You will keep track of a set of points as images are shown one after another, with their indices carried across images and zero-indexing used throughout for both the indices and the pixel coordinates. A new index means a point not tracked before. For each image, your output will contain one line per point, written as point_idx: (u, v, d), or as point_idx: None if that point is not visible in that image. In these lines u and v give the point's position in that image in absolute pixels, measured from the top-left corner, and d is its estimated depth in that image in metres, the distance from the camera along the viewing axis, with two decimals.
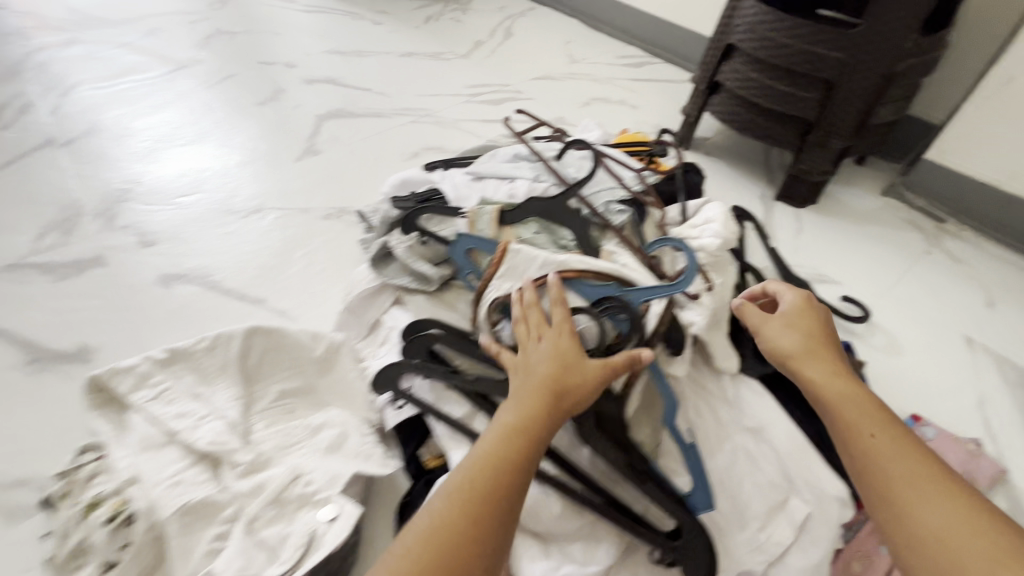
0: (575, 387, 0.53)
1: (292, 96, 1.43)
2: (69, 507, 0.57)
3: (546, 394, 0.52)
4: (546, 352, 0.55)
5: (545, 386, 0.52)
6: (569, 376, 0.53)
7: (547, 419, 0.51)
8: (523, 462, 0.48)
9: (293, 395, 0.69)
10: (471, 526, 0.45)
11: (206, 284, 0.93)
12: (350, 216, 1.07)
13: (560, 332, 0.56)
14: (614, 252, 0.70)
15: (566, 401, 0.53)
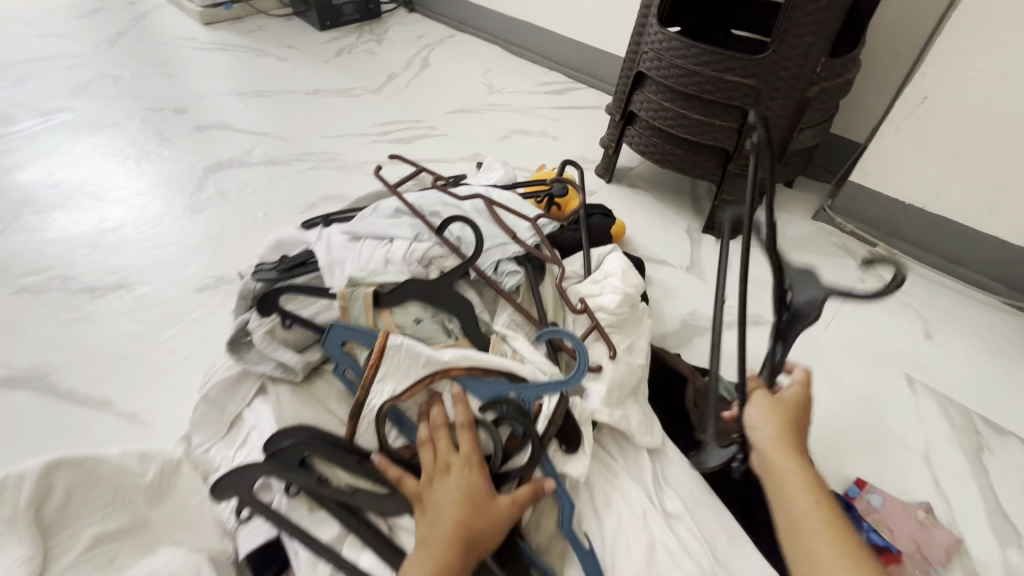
0: (484, 527, 0.47)
1: (178, 145, 1.29)
2: None
3: (451, 541, 0.46)
4: (450, 492, 0.49)
5: (449, 534, 0.46)
6: (477, 516, 0.47)
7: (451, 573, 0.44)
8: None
9: (116, 536, 0.55)
10: None
11: (42, 386, 0.78)
12: (229, 285, 0.93)
13: (468, 465, 0.50)
14: (504, 337, 0.60)
15: (474, 546, 0.46)
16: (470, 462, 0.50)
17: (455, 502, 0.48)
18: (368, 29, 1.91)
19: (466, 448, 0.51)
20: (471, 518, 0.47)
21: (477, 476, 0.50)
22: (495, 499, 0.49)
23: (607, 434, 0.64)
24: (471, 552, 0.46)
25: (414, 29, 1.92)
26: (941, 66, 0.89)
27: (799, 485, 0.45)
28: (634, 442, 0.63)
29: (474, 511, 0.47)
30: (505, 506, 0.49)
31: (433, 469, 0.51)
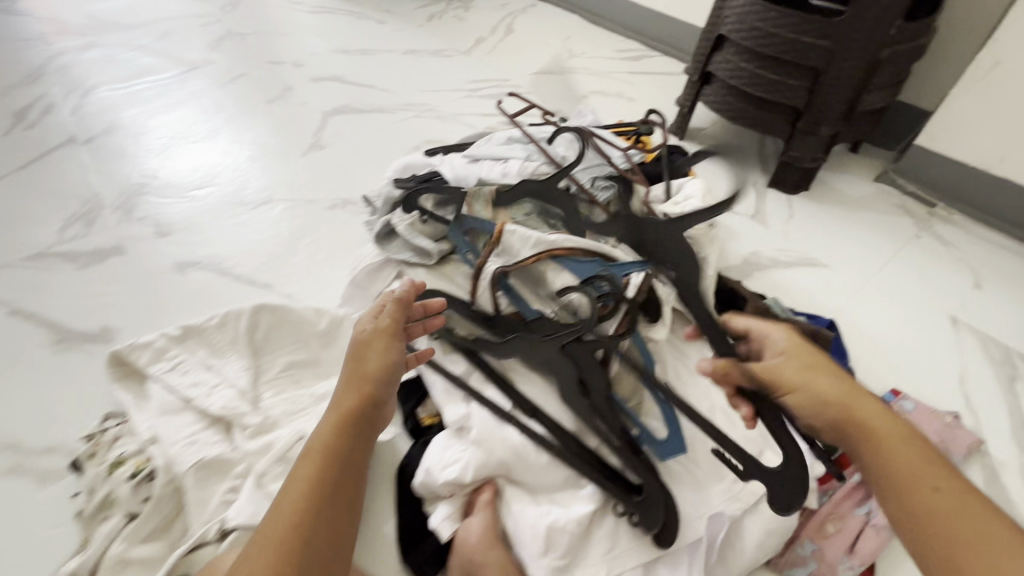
0: (371, 373, 0.57)
1: (299, 94, 1.49)
2: (95, 466, 0.62)
3: (360, 387, 0.56)
4: (363, 347, 0.58)
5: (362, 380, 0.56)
6: (377, 365, 0.57)
7: (355, 411, 0.55)
8: (331, 455, 0.52)
9: (302, 365, 0.74)
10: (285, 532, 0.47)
11: (219, 270, 0.98)
12: (354, 206, 1.12)
13: (359, 332, 0.59)
14: (599, 232, 0.75)
15: (374, 389, 0.57)
16: (375, 327, 0.59)
17: (358, 355, 0.58)
18: None
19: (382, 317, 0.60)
20: (366, 369, 0.57)
21: (377, 335, 0.59)
22: (383, 353, 0.58)
23: (677, 327, 0.77)
24: (372, 394, 0.56)
25: None
26: (1014, 33, 0.94)
27: (883, 430, 0.49)
28: (700, 334, 0.76)
29: (369, 363, 0.57)
30: (389, 356, 0.58)
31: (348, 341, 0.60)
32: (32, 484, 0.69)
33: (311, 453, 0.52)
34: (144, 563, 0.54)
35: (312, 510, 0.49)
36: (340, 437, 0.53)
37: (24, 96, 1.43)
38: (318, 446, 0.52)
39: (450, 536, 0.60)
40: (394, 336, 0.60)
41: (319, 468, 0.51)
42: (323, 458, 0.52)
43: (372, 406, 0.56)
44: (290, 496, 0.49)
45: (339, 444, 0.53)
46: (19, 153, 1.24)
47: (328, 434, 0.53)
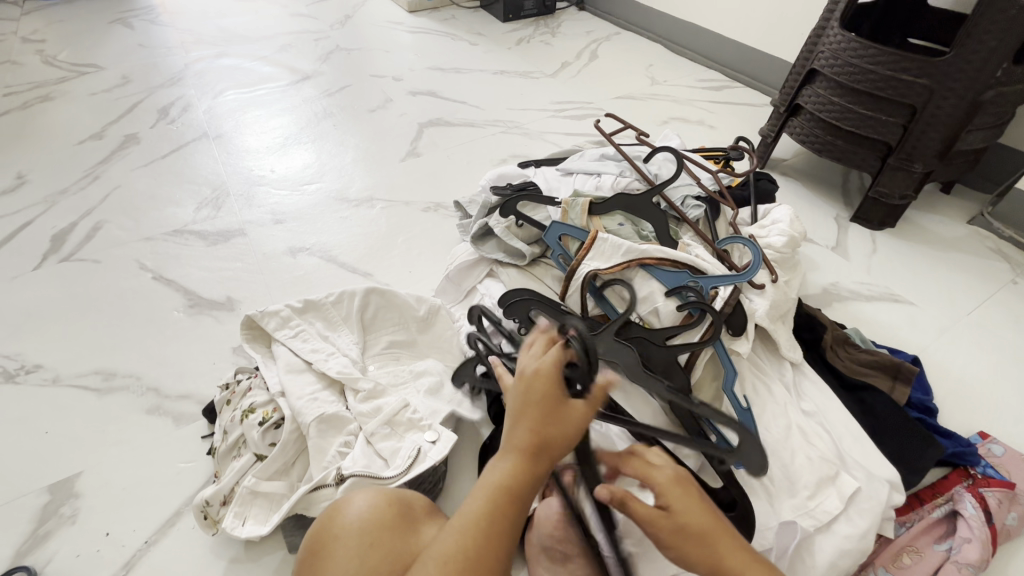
0: (558, 437, 0.50)
1: (398, 105, 1.62)
2: (230, 411, 0.72)
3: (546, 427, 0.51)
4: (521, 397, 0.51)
5: (525, 442, 0.50)
6: (558, 424, 0.50)
7: (531, 473, 0.49)
8: (499, 529, 0.47)
9: (400, 345, 0.82)
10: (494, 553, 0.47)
11: (325, 257, 1.09)
12: (446, 210, 1.21)
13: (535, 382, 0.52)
14: (689, 245, 0.80)
15: (552, 452, 0.50)
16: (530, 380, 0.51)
17: (527, 410, 0.50)
18: (543, 22, 2.16)
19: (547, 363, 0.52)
20: (542, 423, 0.50)
21: (546, 386, 0.51)
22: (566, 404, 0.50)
23: (756, 344, 0.80)
24: (548, 457, 0.50)
25: (583, 25, 2.14)
26: None
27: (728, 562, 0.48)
28: (780, 355, 0.78)
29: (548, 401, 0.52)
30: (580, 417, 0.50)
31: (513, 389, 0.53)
32: (169, 423, 0.80)
33: (465, 518, 0.47)
34: (270, 497, 0.64)
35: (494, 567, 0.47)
36: (511, 503, 0.48)
37: (165, 95, 1.64)
38: (480, 520, 0.47)
39: (530, 512, 0.65)
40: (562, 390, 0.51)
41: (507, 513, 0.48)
42: (483, 530, 0.47)
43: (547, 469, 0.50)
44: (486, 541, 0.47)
45: (507, 507, 0.48)
46: (161, 144, 1.42)
47: (485, 502, 0.48)
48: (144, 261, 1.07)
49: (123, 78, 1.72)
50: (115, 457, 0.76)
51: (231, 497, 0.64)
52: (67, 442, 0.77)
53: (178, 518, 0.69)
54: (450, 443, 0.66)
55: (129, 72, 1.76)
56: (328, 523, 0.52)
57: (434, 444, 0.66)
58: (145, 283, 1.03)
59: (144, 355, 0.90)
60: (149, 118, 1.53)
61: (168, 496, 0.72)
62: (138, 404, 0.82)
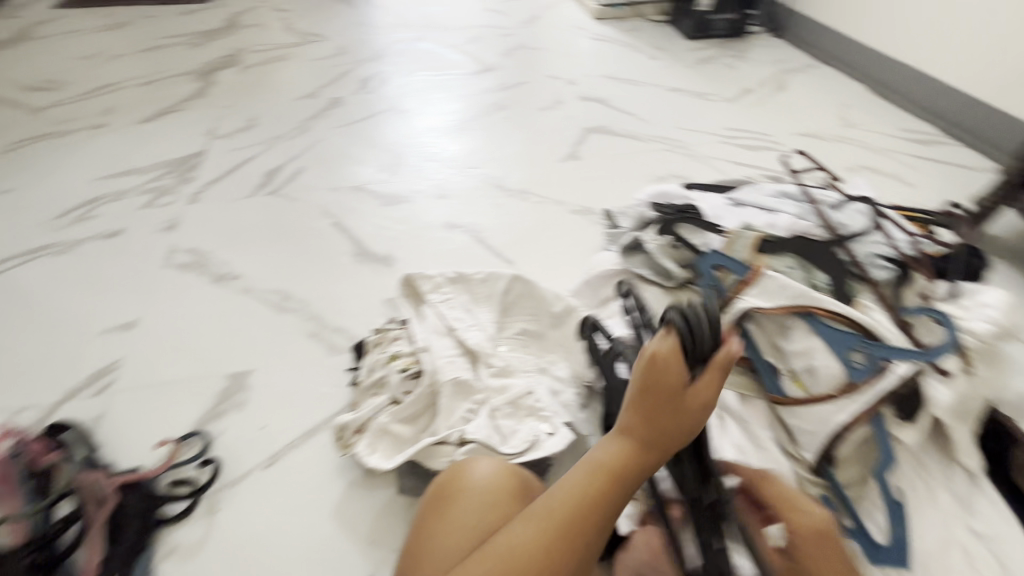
0: (670, 422, 0.49)
1: (567, 107, 1.66)
2: (377, 353, 0.81)
3: (646, 426, 0.49)
4: (633, 376, 0.51)
5: (632, 424, 0.50)
6: (671, 412, 0.49)
7: (634, 455, 0.49)
8: (593, 505, 0.47)
9: (530, 335, 0.86)
10: (572, 522, 0.46)
11: (475, 238, 1.16)
12: (595, 215, 1.23)
13: (653, 368, 0.49)
14: (866, 305, 0.71)
15: (660, 439, 0.49)
16: (644, 363, 0.50)
17: (638, 394, 0.50)
18: (731, 45, 2.07)
19: (665, 349, 0.49)
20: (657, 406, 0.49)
21: (663, 372, 0.49)
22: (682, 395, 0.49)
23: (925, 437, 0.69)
24: (653, 442, 0.49)
25: (775, 52, 2.01)
26: None
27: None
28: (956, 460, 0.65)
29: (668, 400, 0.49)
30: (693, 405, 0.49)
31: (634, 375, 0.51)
32: (325, 350, 0.92)
33: (559, 488, 0.48)
34: (397, 438, 0.70)
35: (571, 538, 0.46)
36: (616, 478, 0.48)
37: (369, 69, 1.86)
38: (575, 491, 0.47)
39: (627, 533, 0.65)
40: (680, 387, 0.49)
41: (592, 491, 0.47)
42: (576, 503, 0.47)
43: (652, 452, 0.49)
44: (566, 511, 0.46)
45: (606, 489, 0.48)
46: (359, 110, 1.62)
47: (591, 478, 0.48)
48: (329, 208, 1.24)
49: (340, 49, 1.99)
50: (280, 366, 0.89)
51: (364, 427, 0.73)
52: (249, 343, 0.93)
53: (316, 431, 0.80)
54: (566, 440, 0.68)
55: (344, 45, 2.03)
56: (453, 480, 0.56)
57: (551, 437, 0.68)
58: (326, 226, 1.19)
59: (316, 287, 1.04)
60: (353, 87, 1.75)
61: (313, 411, 0.83)
62: (305, 327, 0.96)
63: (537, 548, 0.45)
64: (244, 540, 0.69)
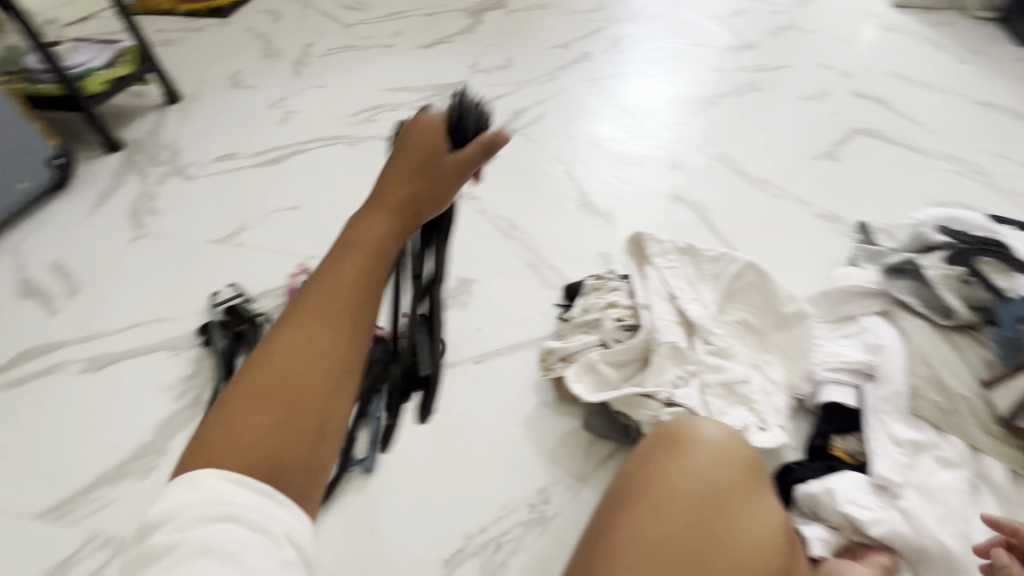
0: (430, 183, 0.47)
1: (834, 100, 1.46)
2: (595, 297, 0.84)
3: (415, 196, 0.47)
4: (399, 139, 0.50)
5: (399, 191, 0.47)
6: (433, 178, 0.47)
7: (400, 222, 0.45)
8: (352, 284, 0.40)
9: (749, 328, 0.81)
10: (322, 324, 0.38)
11: (701, 217, 1.12)
12: (843, 226, 1.09)
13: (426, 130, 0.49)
14: None
15: (417, 205, 0.47)
16: (416, 126, 0.50)
17: (399, 160, 0.48)
18: None
19: (433, 118, 0.50)
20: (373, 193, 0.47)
21: (427, 138, 0.49)
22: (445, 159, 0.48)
23: None
24: (410, 211, 0.46)
25: None
26: None
27: None
28: None
29: (426, 157, 0.48)
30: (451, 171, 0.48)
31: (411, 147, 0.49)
32: (539, 282, 0.99)
33: (312, 290, 0.40)
34: (601, 378, 0.74)
35: (337, 342, 0.38)
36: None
37: (621, 28, 1.85)
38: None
39: (819, 557, 0.60)
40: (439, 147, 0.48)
41: (354, 288, 0.40)
42: (328, 296, 0.39)
43: (414, 209, 0.47)
44: (317, 311, 0.38)
45: (342, 317, 0.39)
46: (605, 68, 1.64)
47: (317, 278, 0.41)
48: (562, 155, 1.30)
49: (596, 4, 2.00)
50: (500, 283, 0.99)
51: (570, 359, 0.78)
52: (477, 256, 1.05)
53: (521, 348, 0.88)
54: (778, 442, 0.65)
55: None
56: (678, 431, 0.55)
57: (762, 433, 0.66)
58: (557, 171, 1.25)
59: (540, 223, 1.11)
60: (603, 43, 1.77)
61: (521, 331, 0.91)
62: (525, 257, 1.04)
63: (302, 357, 0.37)
64: (450, 415, 0.80)
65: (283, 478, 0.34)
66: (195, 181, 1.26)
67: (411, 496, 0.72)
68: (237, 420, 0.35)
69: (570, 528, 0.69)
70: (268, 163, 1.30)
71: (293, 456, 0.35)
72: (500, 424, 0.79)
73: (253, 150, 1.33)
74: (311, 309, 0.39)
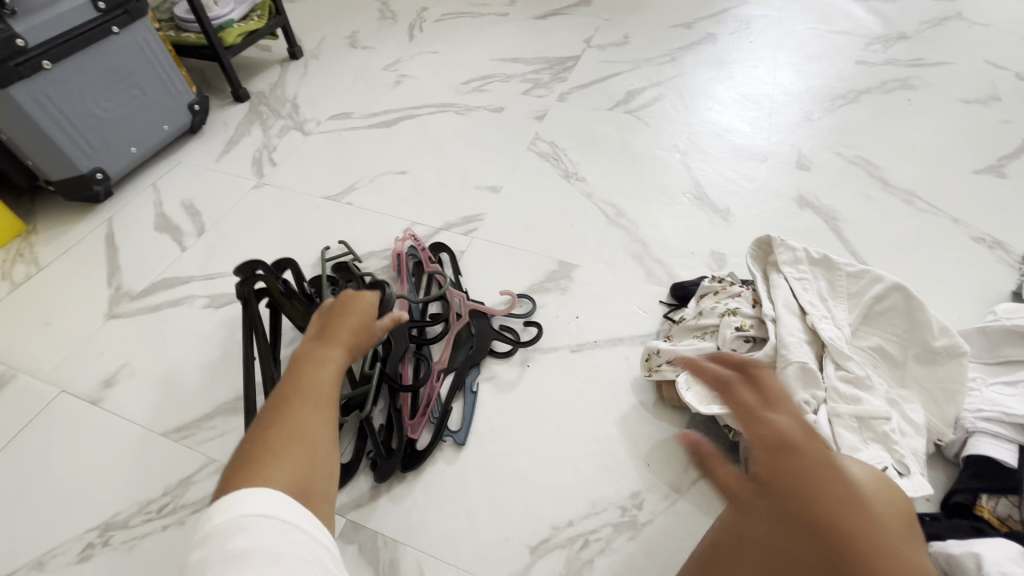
0: (368, 331, 0.51)
1: (1005, 107, 1.26)
2: (711, 300, 0.79)
3: (352, 333, 0.50)
4: (317, 317, 0.52)
5: (346, 339, 0.49)
6: (366, 329, 0.51)
7: (347, 352, 0.49)
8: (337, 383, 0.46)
9: (886, 357, 0.73)
10: (321, 407, 0.43)
11: (830, 225, 1.02)
12: (1006, 254, 0.94)
13: (346, 302, 0.52)
14: None
15: (359, 342, 0.50)
16: (343, 300, 0.53)
17: (333, 314, 0.51)
18: None
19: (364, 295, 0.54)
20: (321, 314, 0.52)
21: (358, 304, 0.52)
22: (374, 325, 0.52)
23: None
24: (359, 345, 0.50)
25: None
26: None
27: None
28: None
29: (358, 318, 0.51)
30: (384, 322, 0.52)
31: (335, 311, 0.51)
32: (644, 275, 0.94)
33: (290, 393, 0.43)
34: None
35: (331, 422, 0.43)
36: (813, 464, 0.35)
37: (753, 8, 1.69)
38: (833, 503, 0.33)
39: None
40: (371, 319, 0.52)
41: (339, 381, 0.46)
42: (320, 389, 0.44)
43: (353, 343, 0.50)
44: (316, 393, 0.44)
45: (332, 398, 0.44)
46: (730, 51, 1.51)
47: (300, 366, 0.45)
48: (678, 142, 1.22)
49: None
50: (602, 272, 0.95)
51: None
52: (580, 241, 1.01)
53: (621, 343, 0.84)
54: (921, 491, 0.57)
55: None
56: None
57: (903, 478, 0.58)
58: (671, 160, 1.17)
59: (649, 214, 1.05)
60: (730, 24, 1.63)
61: (622, 324, 0.87)
62: (631, 247, 0.99)
63: (307, 444, 0.40)
64: (543, 400, 0.79)
65: (316, 513, 0.38)
66: (310, 136, 1.30)
67: (500, 475, 0.71)
68: (270, 471, 0.38)
69: (663, 539, 0.65)
70: (379, 126, 1.32)
71: (317, 499, 0.39)
72: (595, 418, 0.76)
73: (366, 111, 1.36)
74: (306, 398, 0.43)
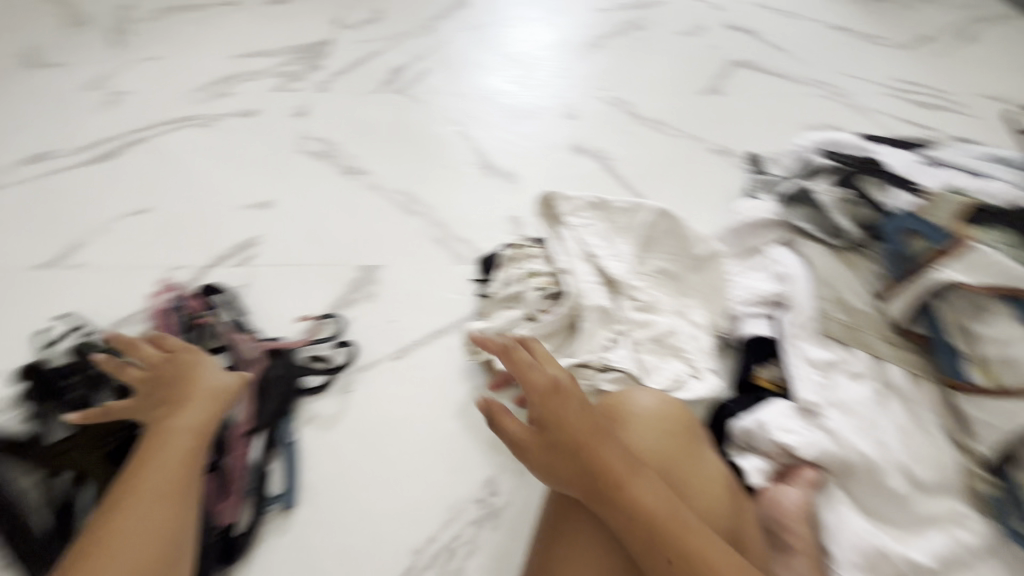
0: (200, 394, 0.65)
1: (711, 34, 1.48)
2: (512, 268, 0.79)
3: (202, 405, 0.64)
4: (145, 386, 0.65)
5: (186, 405, 0.63)
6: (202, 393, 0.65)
7: (189, 418, 0.62)
8: (176, 461, 0.59)
9: (667, 275, 0.81)
10: (161, 493, 0.57)
11: (604, 166, 1.10)
12: (736, 159, 1.12)
13: (181, 370, 0.66)
14: None
15: (194, 405, 0.64)
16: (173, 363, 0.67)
17: (169, 387, 0.65)
18: None
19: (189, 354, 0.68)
20: (169, 398, 0.64)
21: (188, 372, 0.66)
22: (209, 387, 0.66)
23: None
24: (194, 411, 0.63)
25: None
26: None
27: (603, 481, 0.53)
28: None
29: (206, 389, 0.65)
30: (214, 386, 0.66)
31: (171, 378, 0.65)
32: (450, 258, 0.91)
33: (131, 480, 0.57)
34: None
35: (172, 499, 0.57)
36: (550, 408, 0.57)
37: None
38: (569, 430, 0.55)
39: (758, 486, 0.63)
40: (203, 379, 0.66)
41: (178, 460, 0.59)
42: (161, 472, 0.58)
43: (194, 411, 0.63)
44: (152, 484, 0.57)
45: (174, 481, 0.58)
46: (484, 14, 1.52)
47: (147, 451, 0.59)
48: (454, 114, 1.20)
49: None
50: (408, 266, 0.90)
51: None
52: (378, 240, 0.94)
53: (442, 334, 0.81)
54: (712, 388, 0.66)
55: None
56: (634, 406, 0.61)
57: (697, 381, 0.66)
58: (451, 134, 1.15)
59: (442, 194, 1.02)
60: None
61: (439, 315, 0.84)
62: (430, 232, 0.95)
63: (147, 526, 0.54)
64: (375, 422, 0.72)
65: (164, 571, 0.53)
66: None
67: (349, 521, 0.66)
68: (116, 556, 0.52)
69: (521, 515, 0.66)
70: (97, 160, 1.06)
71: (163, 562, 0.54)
72: (433, 421, 0.73)
73: (74, 146, 1.08)
74: (145, 486, 0.56)
